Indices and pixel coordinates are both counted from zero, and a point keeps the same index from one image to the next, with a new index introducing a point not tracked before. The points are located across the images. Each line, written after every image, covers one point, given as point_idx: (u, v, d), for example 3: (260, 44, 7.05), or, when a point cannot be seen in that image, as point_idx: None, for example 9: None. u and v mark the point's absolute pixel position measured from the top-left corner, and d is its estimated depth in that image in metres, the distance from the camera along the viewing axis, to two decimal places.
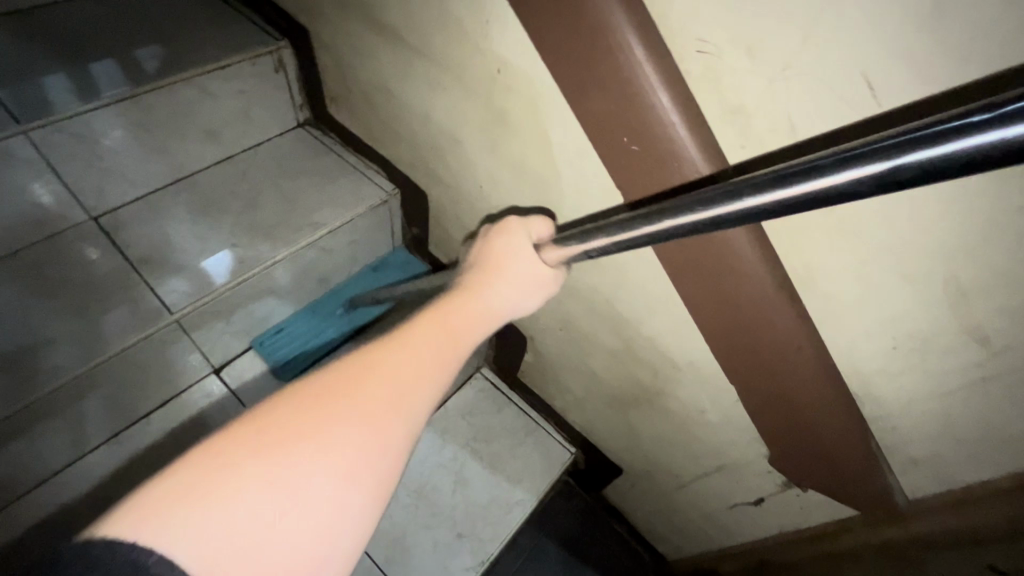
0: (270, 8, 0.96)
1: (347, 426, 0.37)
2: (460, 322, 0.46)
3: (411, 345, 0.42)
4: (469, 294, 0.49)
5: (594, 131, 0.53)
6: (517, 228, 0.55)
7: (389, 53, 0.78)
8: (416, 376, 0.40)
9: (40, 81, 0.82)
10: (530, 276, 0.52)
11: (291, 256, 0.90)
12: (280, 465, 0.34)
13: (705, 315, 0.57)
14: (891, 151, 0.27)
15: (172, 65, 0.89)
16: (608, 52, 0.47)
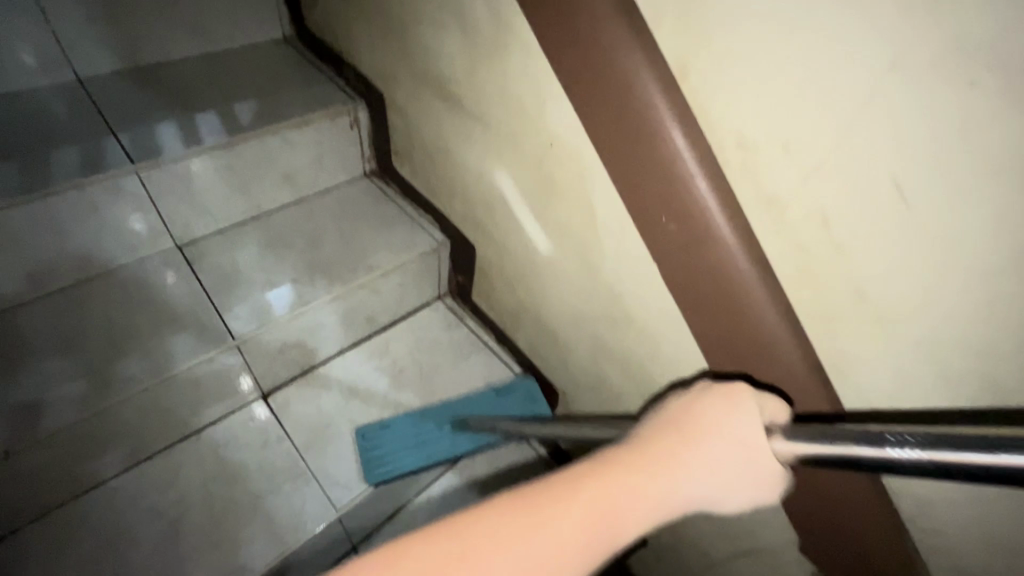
0: (351, 71, 1.07)
1: (494, 558, 0.32)
2: (653, 484, 0.37)
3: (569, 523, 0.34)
4: (663, 465, 0.39)
5: (635, 209, 0.56)
6: (743, 398, 0.43)
7: (453, 120, 0.86)
8: (586, 527, 0.34)
9: (153, 128, 0.95)
10: (737, 452, 0.41)
11: (345, 293, 0.97)
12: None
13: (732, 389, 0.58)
14: (936, 441, 0.33)
15: (264, 118, 1.00)
16: (651, 141, 0.51)
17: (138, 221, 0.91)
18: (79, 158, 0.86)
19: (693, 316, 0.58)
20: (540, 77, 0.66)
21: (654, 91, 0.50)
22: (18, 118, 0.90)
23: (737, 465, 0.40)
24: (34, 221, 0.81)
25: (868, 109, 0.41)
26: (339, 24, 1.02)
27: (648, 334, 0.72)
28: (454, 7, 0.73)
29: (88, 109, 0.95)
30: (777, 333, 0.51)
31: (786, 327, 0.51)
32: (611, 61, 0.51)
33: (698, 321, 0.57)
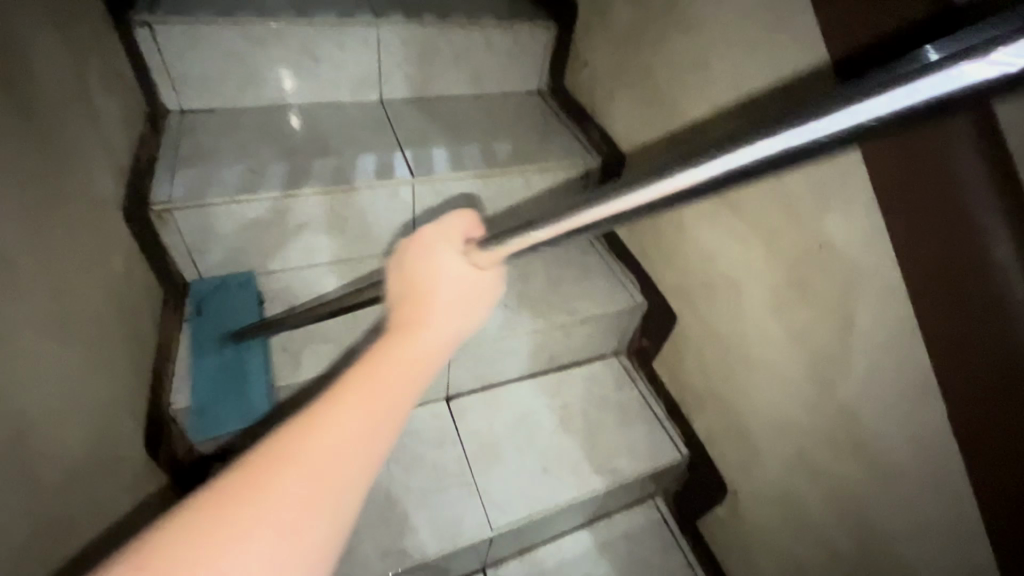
0: (596, 131, 1.16)
1: (325, 453, 0.31)
2: (392, 353, 0.36)
3: (358, 395, 0.33)
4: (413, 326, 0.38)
5: (941, 359, 0.52)
6: (433, 233, 0.43)
7: (700, 198, 0.89)
8: (346, 435, 0.32)
9: (429, 149, 1.09)
10: (449, 287, 0.40)
11: (545, 328, 1.03)
12: (309, 459, 0.31)
13: (1010, 550, 0.53)
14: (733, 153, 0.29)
15: (516, 158, 1.11)
16: (990, 306, 0.46)
17: (373, 223, 1.03)
18: (375, 165, 1.03)
19: (995, 488, 0.52)
20: (830, 183, 0.66)
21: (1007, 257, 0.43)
22: (334, 123, 1.10)
23: (436, 341, 0.38)
24: (329, 207, 0.98)
25: None
26: (601, 89, 1.12)
27: (881, 467, 0.67)
28: (745, 100, 0.76)
29: (383, 125, 1.13)
30: None
31: None
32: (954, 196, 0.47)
33: (989, 475, 0.52)
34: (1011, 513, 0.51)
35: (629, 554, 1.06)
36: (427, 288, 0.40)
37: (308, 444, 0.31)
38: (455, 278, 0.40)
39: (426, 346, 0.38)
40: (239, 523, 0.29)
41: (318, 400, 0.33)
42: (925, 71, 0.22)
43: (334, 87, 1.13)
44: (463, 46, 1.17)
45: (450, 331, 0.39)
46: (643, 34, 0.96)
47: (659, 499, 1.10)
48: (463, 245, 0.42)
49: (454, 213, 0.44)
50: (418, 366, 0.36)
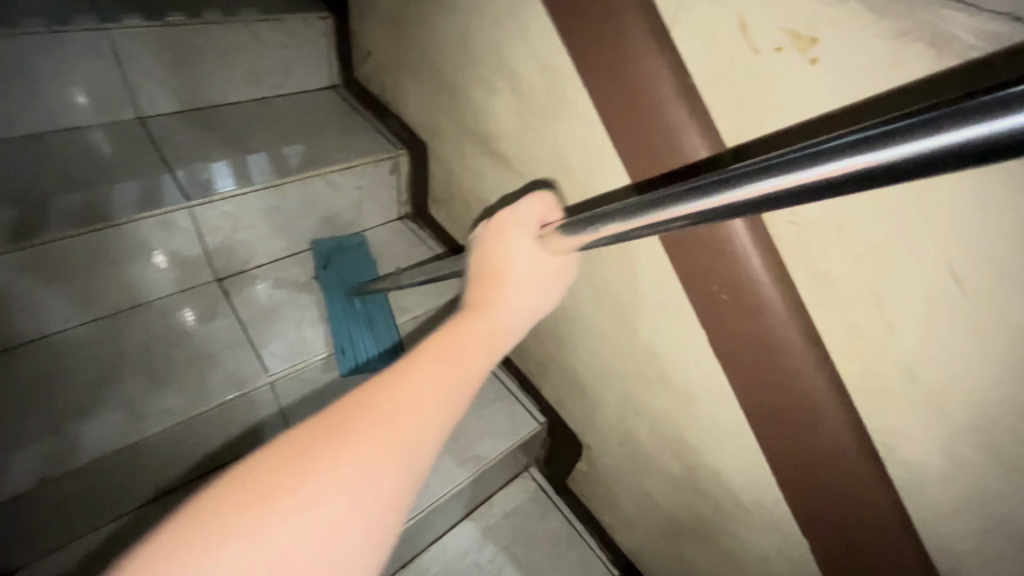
0: (395, 121, 1.11)
1: (346, 463, 0.31)
2: (436, 358, 0.37)
3: (402, 398, 0.34)
4: (475, 314, 0.42)
5: (686, 272, 0.59)
6: (513, 215, 0.50)
7: (497, 175, 0.89)
8: (386, 448, 0.32)
9: (206, 166, 0.96)
10: (514, 312, 0.43)
11: (378, 334, 0.98)
12: (335, 465, 0.31)
13: (774, 439, 0.61)
14: (813, 159, 0.26)
15: (312, 160, 1.03)
16: (710, 218, 0.53)
17: (154, 261, 0.91)
18: (136, 193, 0.88)
19: (741, 382, 0.60)
20: (591, 144, 0.69)
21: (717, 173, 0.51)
22: (75, 151, 0.92)
23: (483, 355, 0.39)
24: (84, 254, 0.83)
25: (916, 207, 0.44)
26: (389, 77, 1.07)
27: (682, 393, 0.73)
28: (510, 73, 0.77)
29: (144, 145, 0.97)
30: (822, 406, 0.55)
31: (834, 400, 0.55)
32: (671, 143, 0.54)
33: (746, 380, 0.60)
34: (755, 401, 0.60)
35: (511, 531, 1.08)
36: (493, 261, 0.46)
37: (333, 469, 0.31)
38: (520, 258, 0.46)
39: (478, 338, 0.40)
40: (254, 533, 0.28)
41: (376, 395, 0.34)
42: (934, 130, 0.21)
43: (66, 108, 0.94)
44: (226, 46, 1.04)
45: (514, 312, 0.43)
46: (411, 16, 0.93)
47: (532, 468, 1.14)
48: (537, 227, 0.49)
49: (530, 199, 0.51)
50: (452, 386, 0.36)
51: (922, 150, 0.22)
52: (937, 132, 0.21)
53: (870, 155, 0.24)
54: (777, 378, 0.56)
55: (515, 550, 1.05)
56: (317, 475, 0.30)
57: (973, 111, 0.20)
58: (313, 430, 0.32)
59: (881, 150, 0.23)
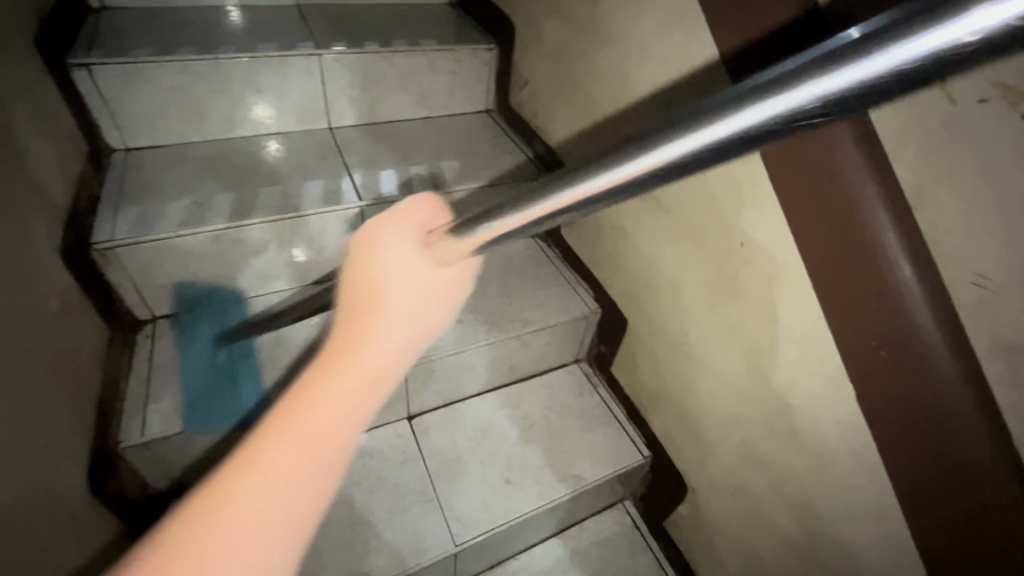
0: (541, 146, 1.19)
1: (215, 557, 0.30)
2: (312, 387, 0.33)
3: (254, 487, 0.31)
4: (331, 376, 0.34)
5: (841, 325, 0.55)
6: (386, 222, 0.40)
7: (637, 204, 0.92)
8: (284, 489, 0.32)
9: (377, 172, 1.11)
10: (388, 351, 0.35)
11: (501, 340, 1.04)
12: (200, 558, 0.29)
13: (932, 524, 0.52)
14: (765, 91, 0.23)
15: (464, 175, 1.13)
16: (874, 270, 0.49)
17: (325, 247, 1.04)
18: (323, 190, 1.04)
19: (898, 455, 0.53)
20: (744, 181, 0.69)
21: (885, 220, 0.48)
22: (282, 152, 1.12)
23: (382, 384, 0.35)
24: (278, 236, 0.99)
25: None
26: (543, 105, 1.16)
27: (816, 453, 0.68)
28: (666, 108, 0.80)
29: (332, 151, 1.15)
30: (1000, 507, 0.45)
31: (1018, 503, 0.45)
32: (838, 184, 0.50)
33: (900, 448, 0.53)
34: (912, 482, 0.53)
35: (600, 559, 1.06)
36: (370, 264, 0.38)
37: (235, 508, 0.31)
38: (401, 265, 0.38)
39: (369, 367, 0.35)
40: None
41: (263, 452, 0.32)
42: (932, 23, 0.19)
43: (280, 117, 1.15)
44: (407, 71, 1.20)
45: (400, 339, 0.36)
46: (574, 51, 1.00)
47: (627, 501, 1.12)
48: (424, 236, 0.41)
49: (413, 200, 0.43)
50: (348, 414, 0.34)
51: (883, 69, 0.20)
52: (911, 37, 0.19)
53: (798, 91, 0.22)
54: (942, 453, 0.49)
55: None
56: (225, 512, 0.31)
57: (918, 22, 0.19)
58: (217, 479, 0.32)
59: (867, 60, 0.20)
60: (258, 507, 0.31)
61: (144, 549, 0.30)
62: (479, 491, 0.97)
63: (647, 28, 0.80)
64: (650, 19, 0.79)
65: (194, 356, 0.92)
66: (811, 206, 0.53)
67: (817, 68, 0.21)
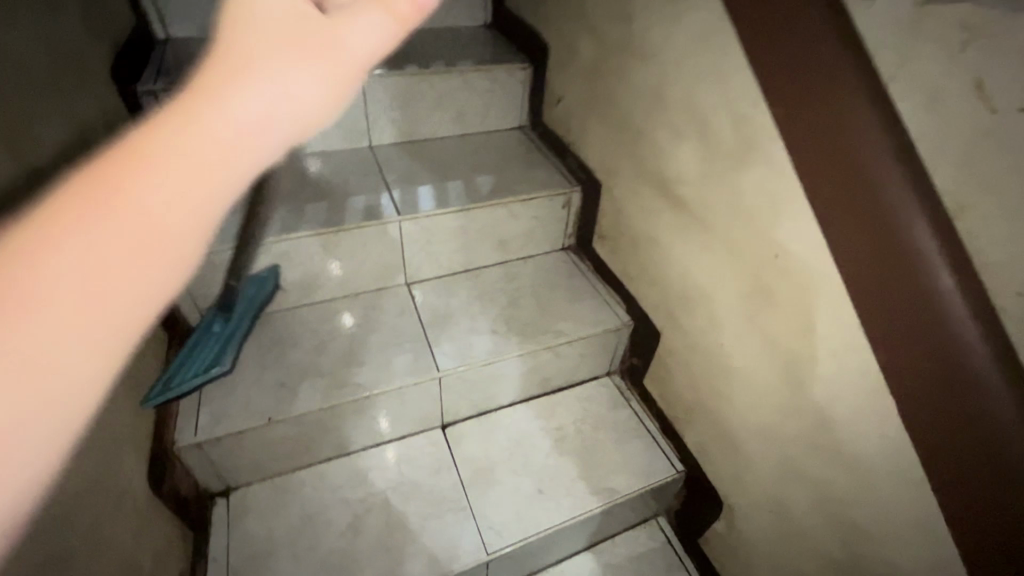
0: (574, 161, 1.21)
1: (49, 281, 0.20)
2: (184, 147, 0.24)
3: (99, 224, 0.22)
4: (178, 121, 0.24)
5: (882, 337, 0.54)
6: None
7: (669, 216, 0.92)
8: (135, 242, 0.22)
9: (415, 188, 1.16)
10: (282, 111, 0.27)
11: (533, 351, 1.06)
12: (34, 280, 0.20)
13: (983, 541, 0.50)
14: None
15: (498, 190, 1.16)
16: (913, 279, 0.49)
17: (364, 260, 1.09)
18: (364, 206, 1.09)
19: (948, 473, 0.52)
20: (778, 193, 0.69)
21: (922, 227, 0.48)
22: (326, 170, 1.18)
23: (221, 170, 0.25)
24: (321, 249, 1.04)
25: None
26: (576, 121, 1.18)
27: (858, 469, 0.67)
28: (698, 122, 0.81)
29: (372, 168, 1.20)
30: None
31: None
32: (873, 193, 0.51)
33: (947, 459, 0.51)
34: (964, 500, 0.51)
35: (633, 574, 1.05)
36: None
37: (45, 288, 0.20)
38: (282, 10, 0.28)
39: (186, 145, 0.24)
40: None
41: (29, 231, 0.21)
42: None
43: (325, 137, 1.21)
44: (444, 91, 1.25)
45: (262, 113, 0.26)
46: (607, 68, 1.02)
47: (661, 517, 1.11)
48: None
49: None
50: (202, 188, 0.24)
51: None
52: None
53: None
54: (991, 463, 0.47)
55: None
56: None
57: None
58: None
59: None
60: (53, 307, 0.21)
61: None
62: (511, 501, 0.98)
63: (679, 44, 0.82)
64: (683, 36, 0.80)
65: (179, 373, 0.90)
66: (849, 217, 0.54)
67: None
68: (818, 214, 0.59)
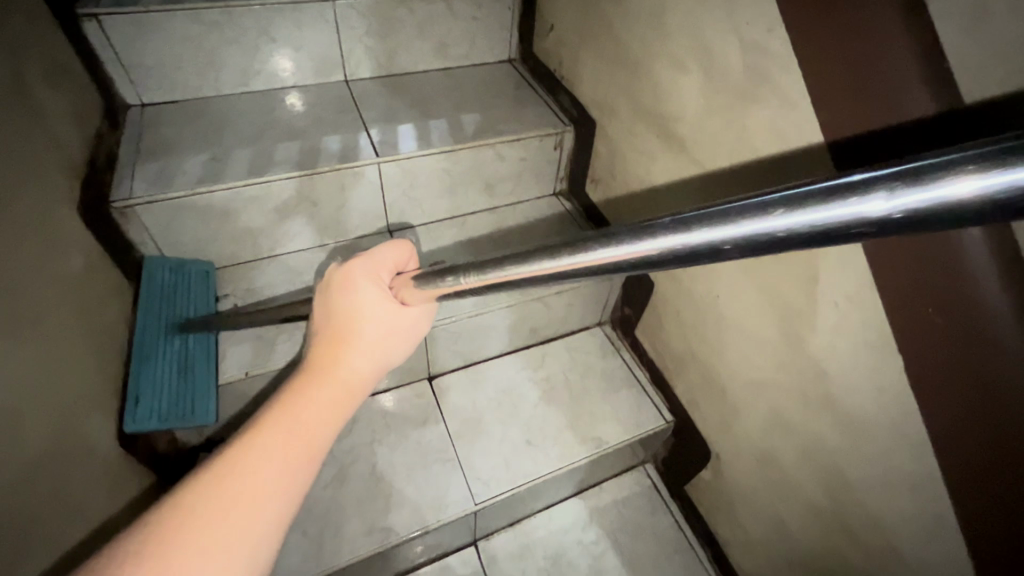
0: (566, 97, 1.12)
1: (220, 518, 0.35)
2: (290, 438, 0.40)
3: (261, 458, 0.38)
4: (307, 389, 0.43)
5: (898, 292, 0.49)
6: (357, 270, 0.50)
7: (668, 158, 0.86)
8: (281, 461, 0.38)
9: (395, 127, 1.07)
10: (356, 389, 0.45)
11: (522, 301, 1.01)
12: (212, 513, 0.35)
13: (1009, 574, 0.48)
14: (640, 233, 0.30)
15: (484, 129, 1.08)
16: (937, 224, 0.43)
17: (342, 206, 1.02)
18: (340, 145, 1.01)
19: (950, 432, 0.48)
20: (790, 131, 0.63)
21: None
22: (297, 107, 1.08)
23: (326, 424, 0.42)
24: (295, 193, 0.96)
25: None
26: (569, 53, 1.08)
27: (853, 424, 0.65)
28: (703, 51, 0.73)
29: (349, 106, 1.10)
30: None
31: None
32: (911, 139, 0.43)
33: (977, 482, 0.47)
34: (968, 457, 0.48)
35: (619, 518, 1.07)
36: (339, 327, 0.47)
37: (242, 478, 0.37)
38: (376, 319, 0.47)
39: (343, 388, 0.44)
40: (194, 536, 0.34)
41: (216, 469, 0.37)
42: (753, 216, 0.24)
43: (295, 69, 1.11)
44: (425, 16, 1.13)
45: (325, 401, 0.42)
46: None
47: (649, 464, 1.12)
48: (386, 281, 0.50)
49: (387, 245, 0.53)
50: (305, 448, 0.40)
51: (670, 247, 0.28)
52: (932, 182, 0.19)
53: (678, 235, 0.27)
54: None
55: (620, 538, 1.04)
56: (233, 493, 0.36)
57: (966, 168, 0.18)
58: (181, 509, 0.35)
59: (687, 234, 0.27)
60: (241, 499, 0.36)
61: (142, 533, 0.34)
62: (499, 451, 0.97)
63: None
64: None
65: (156, 353, 0.86)
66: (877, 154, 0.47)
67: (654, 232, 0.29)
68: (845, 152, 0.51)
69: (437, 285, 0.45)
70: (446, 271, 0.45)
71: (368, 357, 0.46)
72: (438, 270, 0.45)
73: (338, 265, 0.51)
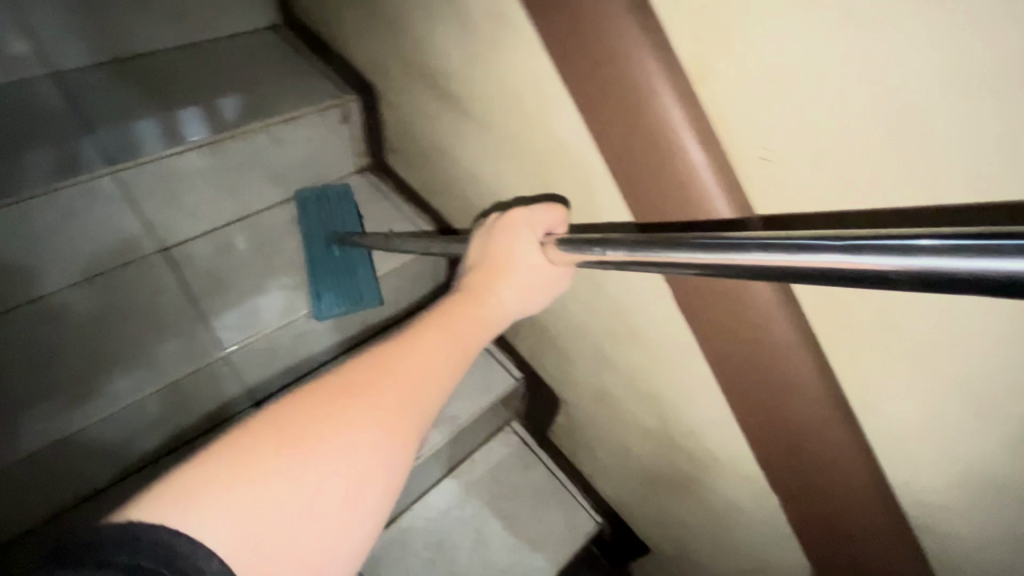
0: (340, 62, 1.00)
1: (346, 438, 0.37)
2: (396, 379, 0.40)
3: (384, 382, 0.40)
4: (446, 319, 0.46)
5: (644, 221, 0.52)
6: (518, 220, 0.53)
7: (449, 117, 0.81)
8: (400, 401, 0.39)
9: (131, 125, 0.87)
10: (484, 328, 0.48)
11: None
12: (326, 441, 0.37)
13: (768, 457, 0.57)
14: (714, 247, 0.34)
15: (249, 113, 0.93)
16: (665, 157, 0.47)
17: (81, 236, 0.83)
18: (54, 160, 0.80)
19: (708, 349, 0.55)
20: (542, 75, 0.60)
21: (667, 95, 0.45)
22: None
23: (440, 379, 0.42)
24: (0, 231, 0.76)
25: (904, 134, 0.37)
26: (329, 11, 0.96)
27: (658, 350, 0.69)
28: None
29: (63, 107, 0.88)
30: (792, 360, 0.49)
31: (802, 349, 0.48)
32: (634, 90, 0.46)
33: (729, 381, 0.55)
34: (725, 368, 0.55)
35: (495, 484, 1.07)
36: (501, 267, 0.52)
37: (357, 404, 0.38)
38: (530, 269, 0.52)
39: (470, 340, 0.46)
40: (319, 453, 0.36)
41: (340, 385, 0.39)
42: (796, 250, 0.30)
43: None
44: None
45: (429, 361, 0.42)
46: None
47: (514, 424, 1.11)
48: (540, 234, 0.53)
49: (541, 207, 0.55)
50: (421, 388, 0.41)
51: (737, 262, 0.33)
52: (931, 256, 0.24)
53: (744, 253, 0.32)
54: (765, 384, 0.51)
55: (498, 503, 1.05)
56: (345, 424, 0.37)
57: (990, 248, 0.22)
58: (311, 419, 0.37)
59: (748, 254, 0.32)
60: (360, 428, 0.38)
61: (259, 433, 0.36)
62: None
63: None
64: None
65: None
66: (606, 103, 0.49)
67: (722, 246, 0.34)
68: (578, 105, 0.53)
69: (584, 252, 0.45)
70: (594, 242, 0.45)
71: (502, 304, 0.50)
72: (587, 241, 0.45)
73: (502, 214, 0.55)
